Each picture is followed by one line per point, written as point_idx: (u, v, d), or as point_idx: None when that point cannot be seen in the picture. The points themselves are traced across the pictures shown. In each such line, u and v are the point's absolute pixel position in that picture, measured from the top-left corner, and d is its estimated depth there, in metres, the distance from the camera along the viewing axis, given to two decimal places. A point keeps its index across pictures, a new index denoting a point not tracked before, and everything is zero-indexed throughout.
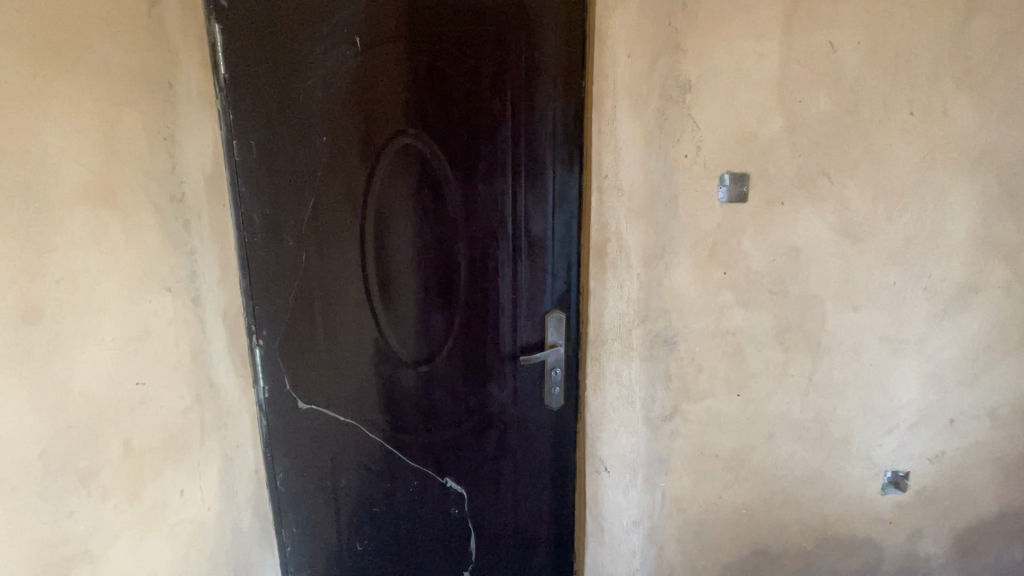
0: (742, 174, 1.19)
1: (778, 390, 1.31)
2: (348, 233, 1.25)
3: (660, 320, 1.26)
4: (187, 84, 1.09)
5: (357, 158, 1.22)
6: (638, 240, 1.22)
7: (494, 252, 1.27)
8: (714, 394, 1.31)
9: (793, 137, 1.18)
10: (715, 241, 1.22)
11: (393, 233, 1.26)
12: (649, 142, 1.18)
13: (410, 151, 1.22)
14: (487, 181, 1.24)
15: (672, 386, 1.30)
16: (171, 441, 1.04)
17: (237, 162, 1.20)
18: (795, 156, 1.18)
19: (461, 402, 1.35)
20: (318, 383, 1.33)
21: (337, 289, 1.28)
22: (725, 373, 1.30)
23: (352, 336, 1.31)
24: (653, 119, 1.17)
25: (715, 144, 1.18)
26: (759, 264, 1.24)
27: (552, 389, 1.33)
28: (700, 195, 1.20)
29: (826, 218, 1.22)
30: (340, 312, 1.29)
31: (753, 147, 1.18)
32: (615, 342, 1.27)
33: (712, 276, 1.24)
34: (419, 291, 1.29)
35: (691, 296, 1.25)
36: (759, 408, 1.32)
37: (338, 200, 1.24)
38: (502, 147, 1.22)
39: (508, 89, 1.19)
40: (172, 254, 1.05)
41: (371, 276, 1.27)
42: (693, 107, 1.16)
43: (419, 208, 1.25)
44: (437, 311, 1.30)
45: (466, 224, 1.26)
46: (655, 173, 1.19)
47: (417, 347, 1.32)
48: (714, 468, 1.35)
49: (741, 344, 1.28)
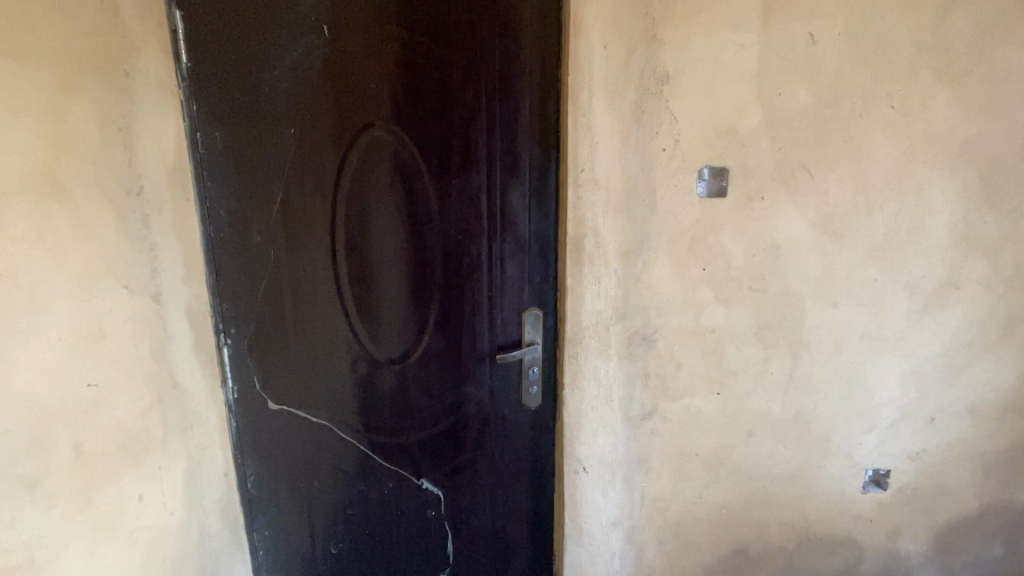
0: (720, 169, 1.17)
1: (758, 388, 1.29)
2: (319, 228, 1.21)
3: (638, 318, 1.24)
4: (145, 74, 1.05)
5: (327, 152, 1.18)
6: (616, 236, 1.19)
7: (470, 248, 1.24)
8: (693, 392, 1.29)
9: (771, 131, 1.15)
10: (694, 238, 1.20)
11: (365, 229, 1.22)
12: (626, 135, 1.15)
13: (382, 143, 1.18)
14: (461, 176, 1.20)
15: (651, 384, 1.28)
16: (129, 444, 1.00)
17: (201, 155, 1.16)
18: (774, 150, 1.16)
19: (437, 402, 1.32)
20: (289, 383, 1.30)
21: (307, 287, 1.24)
22: (704, 371, 1.28)
23: (323, 336, 1.27)
24: (630, 111, 1.14)
25: (693, 138, 1.15)
26: (738, 260, 1.22)
27: (529, 388, 1.31)
28: (678, 190, 1.17)
29: (805, 214, 1.20)
30: (312, 311, 1.26)
31: (731, 141, 1.16)
32: (593, 340, 1.25)
33: (690, 272, 1.22)
34: (392, 289, 1.26)
35: (669, 293, 1.23)
36: (739, 406, 1.30)
37: (308, 195, 1.20)
38: (477, 141, 1.19)
39: (483, 81, 1.16)
40: (129, 251, 1.00)
41: (342, 273, 1.24)
42: (671, 100, 1.14)
43: (392, 204, 1.21)
44: (411, 309, 1.27)
45: (440, 221, 1.23)
46: (632, 167, 1.16)
47: (392, 345, 1.28)
48: (694, 467, 1.33)
49: (721, 342, 1.26)
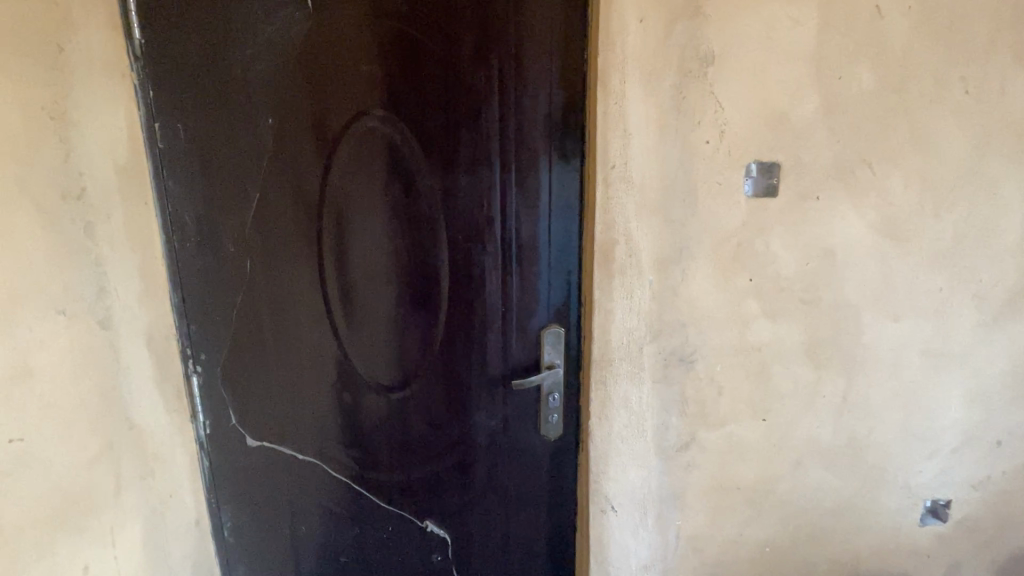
0: (771, 164, 1.01)
1: (808, 412, 1.14)
2: (302, 235, 1.03)
3: (675, 336, 1.08)
4: (88, 50, 0.86)
5: (311, 146, 1.00)
6: (651, 243, 1.03)
7: (480, 257, 1.07)
8: (736, 419, 1.13)
9: (829, 120, 1.00)
10: (739, 244, 1.04)
11: (356, 237, 1.05)
12: (664, 125, 0.98)
13: (376, 136, 1.01)
14: (468, 175, 1.03)
15: (688, 411, 1.12)
16: (69, 505, 0.82)
17: (161, 150, 0.98)
18: (832, 142, 1.01)
19: (443, 434, 1.15)
20: (270, 415, 1.12)
21: (289, 305, 1.07)
22: (748, 394, 1.12)
23: (309, 360, 1.10)
24: (669, 97, 0.98)
25: (740, 129, 0.99)
26: (789, 269, 1.06)
27: (549, 417, 1.14)
28: (722, 189, 1.02)
29: (865, 215, 1.04)
30: (296, 332, 1.08)
31: (784, 132, 1.00)
32: (623, 362, 1.08)
33: (735, 282, 1.06)
34: (389, 305, 1.08)
35: (710, 307, 1.07)
36: (787, 434, 1.15)
37: (289, 197, 1.02)
38: (487, 133, 1.02)
39: (496, 62, 0.99)
40: (68, 267, 0.82)
41: (330, 287, 1.06)
42: (716, 84, 0.98)
43: (388, 206, 1.04)
44: (411, 328, 1.09)
45: (444, 227, 1.05)
46: (670, 163, 1.00)
47: (389, 370, 1.11)
48: (735, 503, 1.18)
49: (767, 362, 1.11)
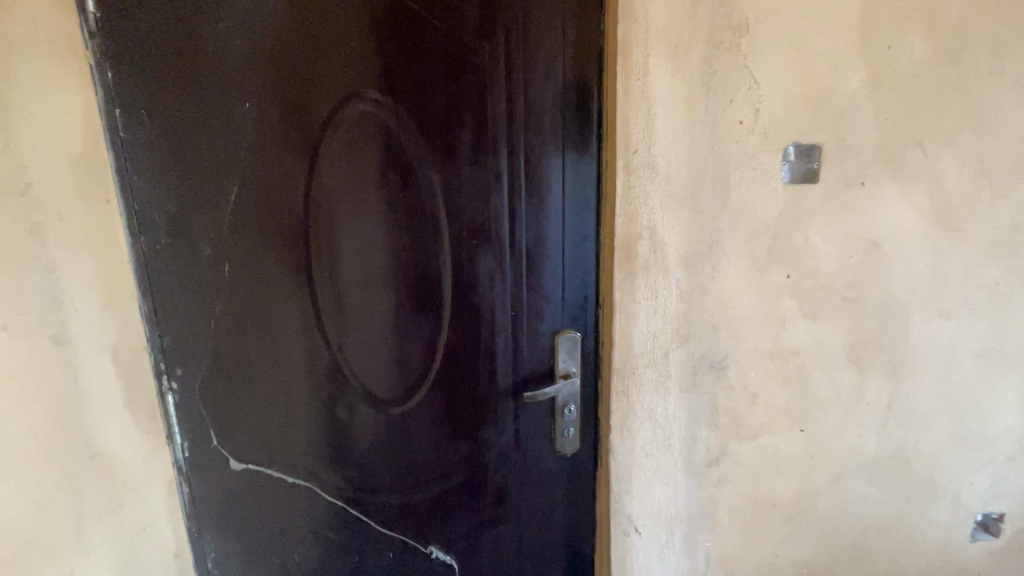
0: (811, 147, 0.90)
1: (849, 421, 1.04)
2: (286, 234, 0.93)
3: (705, 340, 0.97)
4: (34, 27, 0.75)
5: (296, 135, 0.89)
6: (677, 238, 0.92)
7: (486, 257, 0.96)
8: (772, 429, 1.03)
9: (876, 96, 0.89)
10: (776, 237, 0.94)
11: (348, 236, 0.93)
12: (692, 104, 0.87)
13: (369, 122, 0.90)
14: (473, 165, 0.92)
15: (719, 422, 1.01)
16: (13, 548, 0.72)
17: (123, 140, 0.86)
18: (879, 121, 0.90)
19: (448, 452, 1.04)
20: (256, 435, 1.01)
21: (274, 313, 0.96)
22: (784, 403, 1.02)
23: (300, 374, 0.99)
24: (698, 73, 0.87)
25: (777, 107, 0.88)
26: (831, 264, 0.96)
27: (564, 430, 1.03)
28: (757, 176, 0.91)
29: (915, 203, 0.94)
30: (283, 343, 0.97)
31: (826, 110, 0.89)
32: (647, 370, 0.97)
33: (771, 279, 0.95)
34: (387, 312, 0.97)
35: (743, 308, 0.96)
36: (827, 444, 1.04)
37: (273, 193, 0.91)
38: (494, 117, 0.91)
39: (502, 37, 0.88)
40: (10, 276, 0.72)
41: (321, 292, 0.96)
42: (749, 56, 0.87)
43: (384, 201, 0.93)
44: (412, 337, 0.99)
45: (446, 223, 0.94)
46: (700, 146, 0.89)
47: (388, 383, 1.00)
48: (771, 520, 1.07)
49: (806, 367, 1.00)
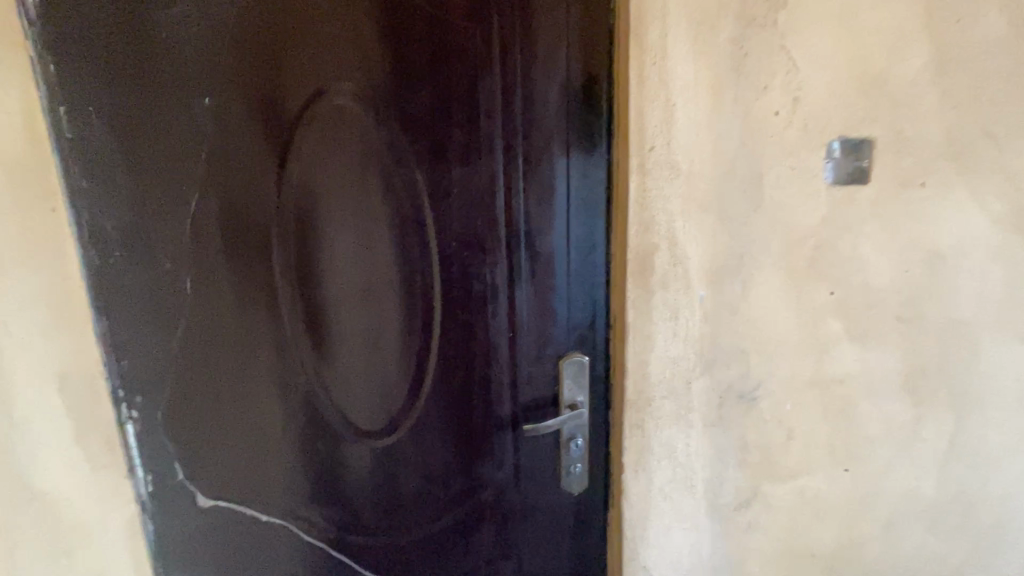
0: (861, 141, 0.77)
1: (903, 460, 0.89)
2: (253, 245, 0.81)
3: (733, 367, 0.84)
4: None
5: (264, 132, 0.78)
6: (701, 249, 0.79)
7: (480, 270, 0.84)
8: (811, 469, 0.89)
9: (940, 81, 0.75)
10: (819, 248, 0.80)
11: (324, 247, 0.82)
12: (719, 92, 0.74)
13: (344, 118, 0.78)
14: (464, 166, 0.81)
15: (750, 461, 0.88)
16: None
17: (68, 139, 0.75)
18: (943, 110, 0.76)
19: (439, 488, 0.93)
20: (225, 470, 0.89)
21: (240, 333, 0.84)
22: (826, 439, 0.88)
23: (271, 402, 0.87)
24: (727, 55, 0.73)
25: (821, 95, 0.75)
26: (883, 279, 0.82)
27: (570, 466, 0.91)
28: (796, 176, 0.77)
29: (986, 206, 0.79)
30: (251, 366, 0.86)
31: (879, 98, 0.75)
32: (666, 402, 0.84)
33: (811, 297, 0.82)
34: (369, 333, 0.86)
35: (779, 330, 0.83)
36: (875, 487, 0.90)
37: (238, 197, 0.80)
38: (488, 111, 0.79)
39: (496, 19, 0.76)
40: None
41: (295, 311, 0.84)
42: (788, 35, 0.73)
43: (362, 207, 0.81)
44: (397, 361, 0.87)
45: (432, 232, 0.83)
46: (728, 142, 0.76)
47: (371, 412, 0.89)
48: (809, 572, 0.93)
49: (853, 398, 0.86)
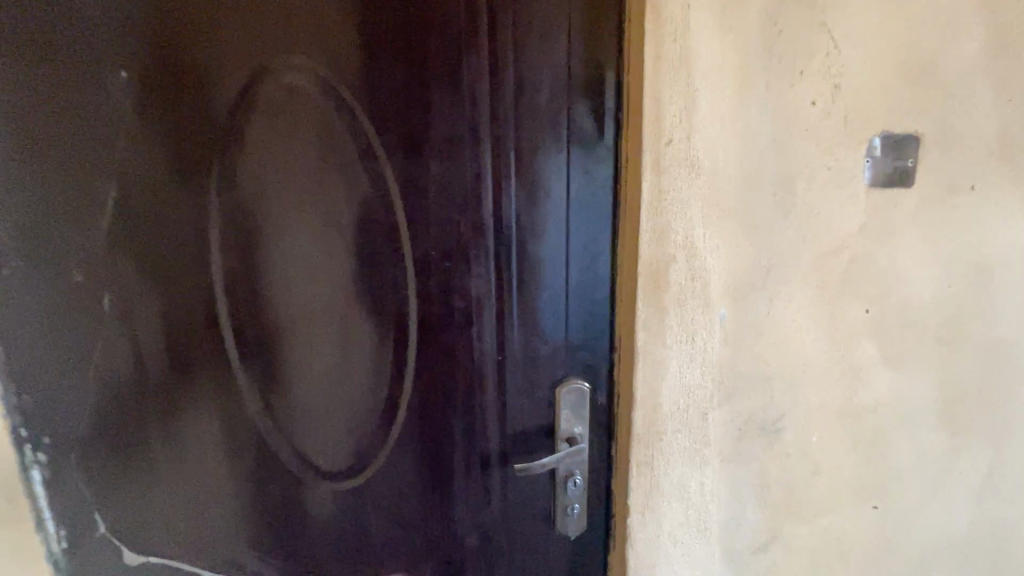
0: (906, 137, 0.66)
1: (935, 495, 0.80)
2: (185, 256, 0.67)
3: (755, 395, 0.73)
4: None
5: (200, 121, 0.64)
6: (723, 260, 0.67)
7: (462, 286, 0.70)
8: (836, 507, 0.79)
9: (997, 68, 0.65)
10: (854, 259, 0.69)
11: (275, 259, 0.68)
12: (748, 76, 0.63)
13: (301, 103, 0.64)
14: (444, 162, 0.66)
15: (770, 500, 0.77)
16: None
17: None
18: (998, 103, 0.66)
19: (414, 537, 0.79)
20: (153, 520, 0.75)
21: (171, 364, 0.70)
22: (854, 473, 0.78)
23: (213, 443, 0.73)
24: (758, 31, 0.62)
25: (863, 82, 0.64)
26: (923, 294, 0.72)
27: (567, 510, 0.78)
28: (832, 176, 0.66)
29: None
30: (186, 401, 0.71)
31: (929, 87, 0.65)
32: (678, 436, 0.73)
33: (844, 315, 0.71)
34: (330, 360, 0.71)
35: (806, 353, 0.72)
36: (905, 525, 0.80)
37: (172, 202, 0.65)
38: (473, 95, 0.65)
39: None
40: None
41: (239, 336, 0.70)
42: (829, 10, 0.62)
43: (320, 211, 0.67)
44: (363, 393, 0.73)
45: (406, 240, 0.68)
46: (756, 136, 0.64)
47: (336, 454, 0.74)
48: None
49: (884, 428, 0.76)
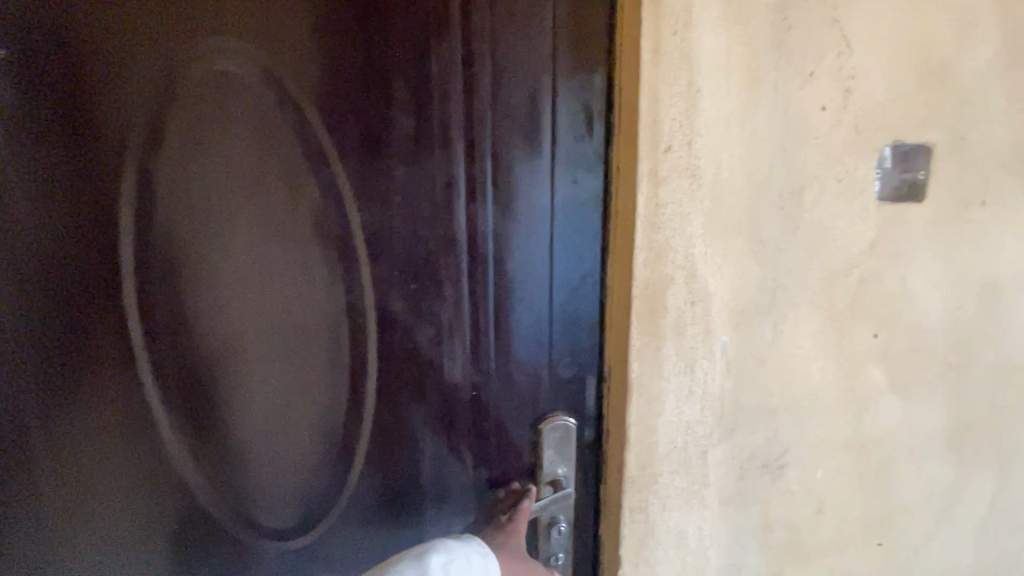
0: (918, 148, 0.61)
1: (941, 530, 0.74)
2: (77, 282, 0.51)
3: (758, 430, 0.66)
4: None
5: (101, 111, 0.49)
6: (726, 282, 0.60)
7: (430, 310, 0.59)
8: (841, 547, 0.73)
9: (1009, 76, 0.61)
10: (864, 280, 0.63)
11: (204, 286, 0.54)
12: (755, 76, 0.56)
13: (237, 92, 0.52)
14: (410, 166, 0.56)
15: (772, 543, 0.70)
16: None
17: None
18: (1010, 113, 0.62)
19: None
20: None
21: (53, 422, 0.53)
22: (860, 510, 0.72)
23: (125, 522, 0.56)
24: (766, 26, 0.55)
25: (876, 86, 0.58)
26: (932, 317, 0.66)
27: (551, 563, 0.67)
28: (842, 189, 0.60)
29: None
30: (80, 475, 0.54)
31: (943, 94, 0.60)
32: (675, 478, 0.65)
33: (852, 340, 0.65)
34: (277, 407, 0.58)
35: (812, 382, 0.66)
36: (910, 562, 0.75)
37: (63, 213, 0.49)
38: (444, 89, 0.54)
39: None
40: None
41: (157, 386, 0.55)
42: (841, 6, 0.56)
43: (263, 226, 0.54)
44: (316, 443, 0.60)
45: (365, 259, 0.57)
46: (763, 143, 0.57)
47: (281, 518, 0.61)
48: None
49: (891, 460, 0.71)
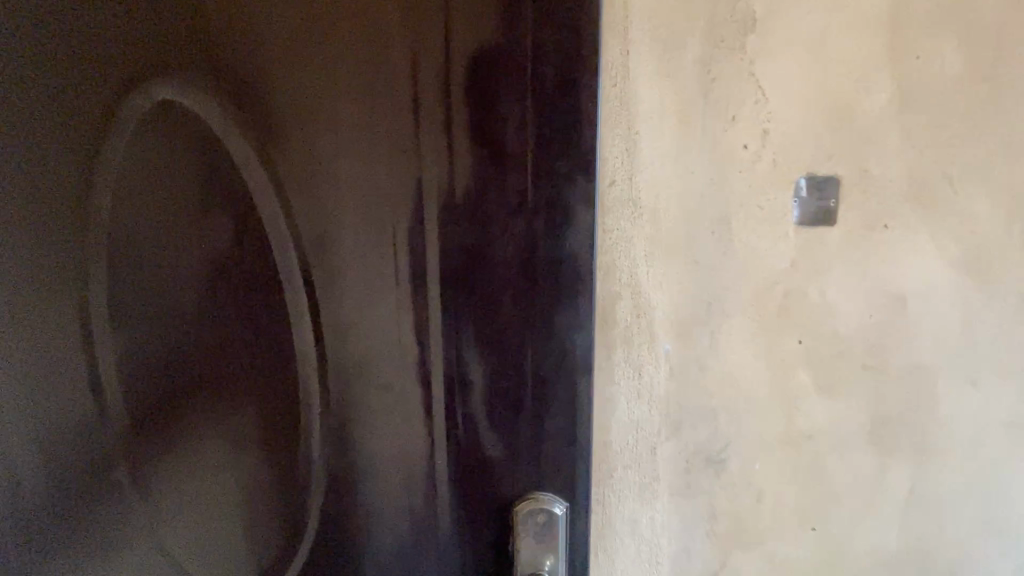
0: (828, 180, 0.71)
1: (868, 515, 0.84)
2: (170, 310, 0.56)
3: (701, 429, 0.74)
4: None
5: (184, 156, 0.54)
6: (667, 297, 0.68)
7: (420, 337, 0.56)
8: (780, 533, 0.81)
9: (904, 118, 0.71)
10: (788, 295, 0.73)
11: (249, 295, 0.56)
12: (685, 121, 0.65)
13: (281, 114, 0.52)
14: (421, 181, 0.53)
15: (719, 531, 0.78)
16: None
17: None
18: (907, 148, 0.72)
19: None
20: None
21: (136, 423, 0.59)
22: (795, 500, 0.80)
23: (184, 513, 0.61)
24: (693, 79, 0.64)
25: (788, 129, 0.68)
26: (849, 326, 0.76)
27: None
28: (765, 216, 0.70)
29: (945, 248, 0.76)
30: (153, 469, 0.60)
31: (847, 134, 0.70)
32: (629, 474, 0.73)
33: (781, 347, 0.74)
34: (309, 414, 0.57)
35: (748, 385, 0.74)
36: (843, 545, 0.84)
37: (161, 249, 0.56)
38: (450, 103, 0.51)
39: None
40: None
41: (223, 398, 0.58)
42: (757, 61, 0.66)
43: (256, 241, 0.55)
44: (350, 457, 0.58)
45: (366, 281, 0.55)
46: (694, 179, 0.66)
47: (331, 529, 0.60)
48: None
49: (820, 453, 0.80)
